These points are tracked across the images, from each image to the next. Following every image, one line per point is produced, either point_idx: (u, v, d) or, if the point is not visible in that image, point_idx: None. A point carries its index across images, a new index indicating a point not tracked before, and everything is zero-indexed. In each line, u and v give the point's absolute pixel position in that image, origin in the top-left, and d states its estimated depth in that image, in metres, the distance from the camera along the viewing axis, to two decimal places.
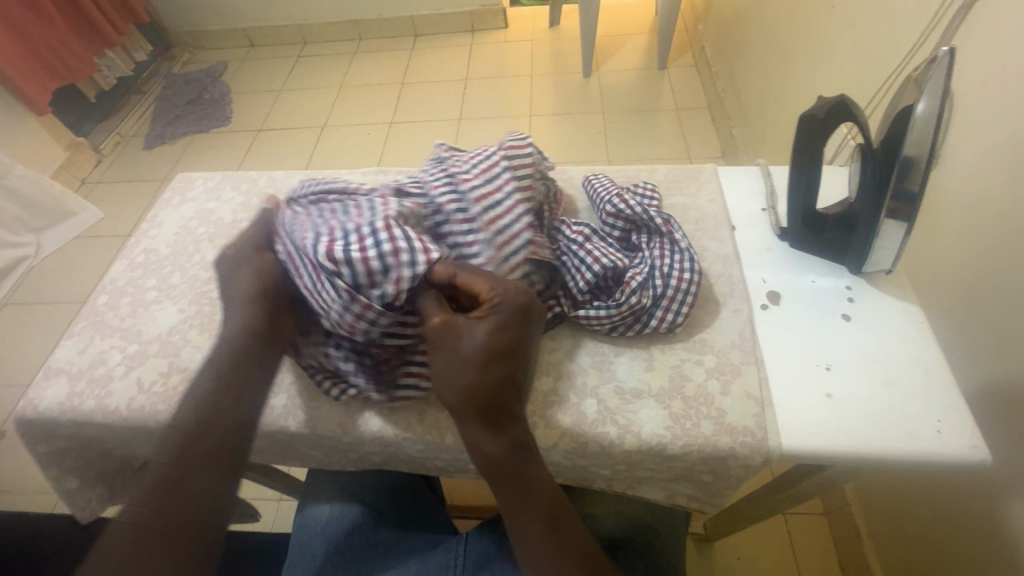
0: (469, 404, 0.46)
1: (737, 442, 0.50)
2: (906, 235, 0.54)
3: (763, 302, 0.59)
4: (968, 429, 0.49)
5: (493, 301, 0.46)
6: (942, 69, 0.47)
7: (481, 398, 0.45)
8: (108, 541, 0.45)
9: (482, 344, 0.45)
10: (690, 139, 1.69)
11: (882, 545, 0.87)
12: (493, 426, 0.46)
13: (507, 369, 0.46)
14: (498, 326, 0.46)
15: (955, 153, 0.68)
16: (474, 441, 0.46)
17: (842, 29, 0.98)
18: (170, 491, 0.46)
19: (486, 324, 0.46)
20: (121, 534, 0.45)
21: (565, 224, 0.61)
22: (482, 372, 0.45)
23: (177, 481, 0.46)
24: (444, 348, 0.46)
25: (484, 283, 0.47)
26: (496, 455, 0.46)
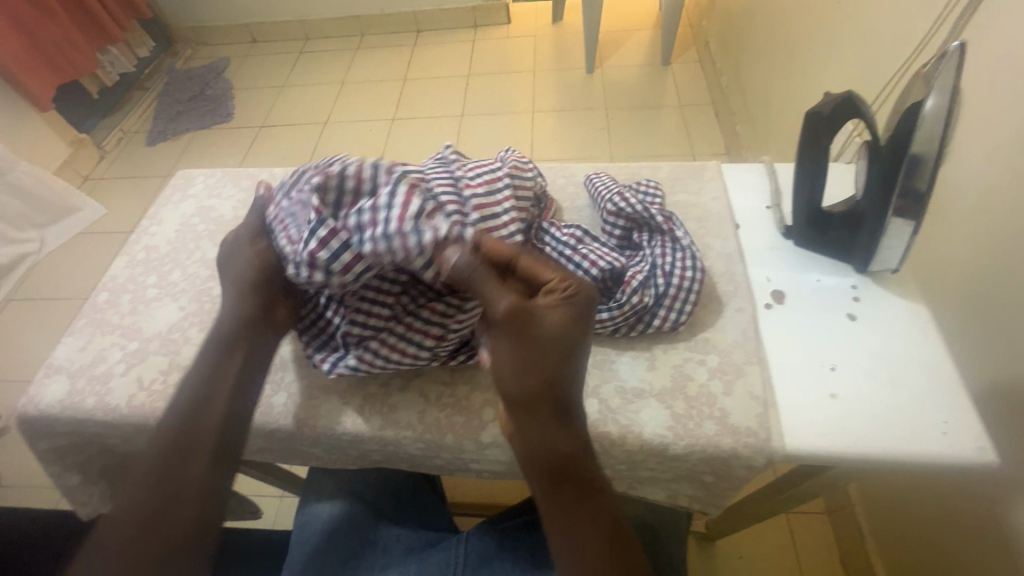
0: (542, 395, 0.44)
1: (740, 443, 0.49)
2: (913, 234, 0.53)
3: (767, 301, 0.59)
4: (976, 431, 0.48)
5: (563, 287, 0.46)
6: (953, 64, 0.46)
7: (554, 390, 0.44)
8: (102, 537, 0.44)
9: (559, 330, 0.45)
10: (693, 135, 1.68)
11: (884, 544, 0.87)
12: (565, 422, 0.45)
13: (575, 361, 0.45)
14: (574, 315, 0.45)
15: (963, 149, 0.67)
16: (544, 436, 0.44)
17: (849, 24, 0.97)
18: (165, 489, 0.45)
19: (562, 309, 0.45)
20: (116, 528, 0.44)
21: (554, 226, 0.60)
22: (557, 360, 0.44)
23: (170, 477, 0.45)
24: (521, 336, 0.44)
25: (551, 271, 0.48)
26: (566, 451, 0.44)
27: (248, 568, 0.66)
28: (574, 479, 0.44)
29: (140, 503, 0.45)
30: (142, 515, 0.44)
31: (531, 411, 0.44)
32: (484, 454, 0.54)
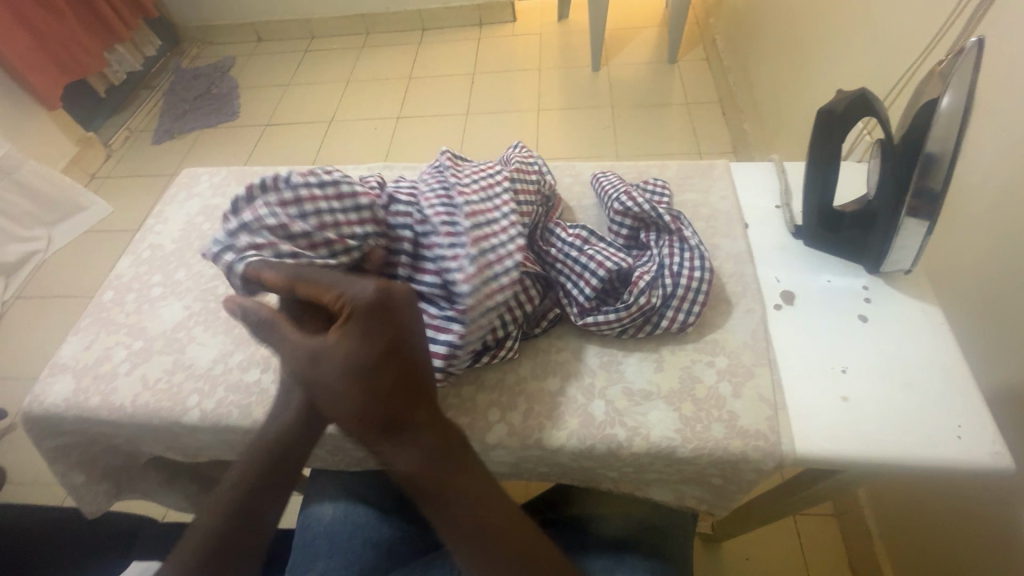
0: (363, 421, 0.43)
1: (749, 446, 0.49)
2: (927, 235, 0.52)
3: (777, 302, 0.58)
4: (990, 436, 0.47)
5: (353, 304, 0.43)
6: (970, 62, 0.45)
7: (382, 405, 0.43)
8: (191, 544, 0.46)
9: (349, 355, 0.43)
10: (700, 133, 1.67)
11: (894, 546, 0.86)
12: (395, 443, 0.44)
13: (390, 383, 0.44)
14: (351, 340, 0.43)
15: (977, 148, 0.66)
16: (394, 453, 0.44)
17: (859, 21, 0.96)
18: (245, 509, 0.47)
19: (338, 334, 0.43)
20: (209, 536, 0.46)
21: (561, 227, 0.60)
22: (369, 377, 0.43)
23: (251, 501, 0.47)
24: (314, 375, 0.44)
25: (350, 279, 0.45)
26: (422, 457, 0.44)
27: None
28: (444, 484, 0.44)
29: (221, 520, 0.46)
30: (220, 532, 0.46)
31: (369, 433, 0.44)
32: (488, 457, 0.54)
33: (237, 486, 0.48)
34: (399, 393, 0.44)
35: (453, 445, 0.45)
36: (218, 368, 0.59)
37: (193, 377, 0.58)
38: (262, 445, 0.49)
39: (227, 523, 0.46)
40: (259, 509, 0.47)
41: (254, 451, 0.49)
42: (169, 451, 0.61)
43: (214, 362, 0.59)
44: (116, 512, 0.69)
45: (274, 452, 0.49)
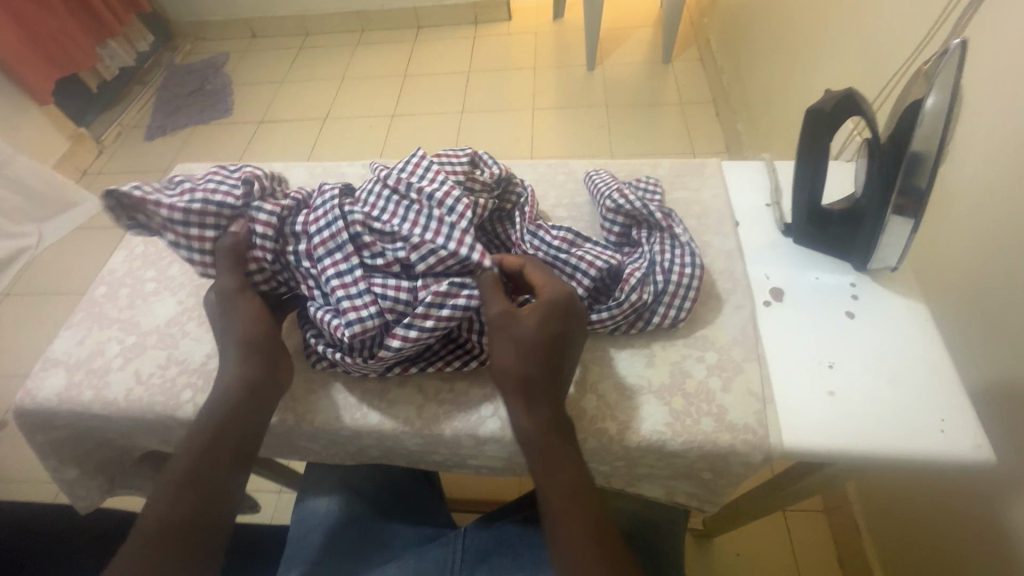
0: (521, 382, 0.47)
1: (738, 439, 0.49)
2: (913, 233, 0.53)
3: (766, 298, 0.59)
4: (973, 429, 0.48)
5: (561, 290, 0.50)
6: (954, 61, 0.46)
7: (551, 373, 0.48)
8: (137, 543, 0.44)
9: (537, 332, 0.48)
10: (694, 133, 1.68)
11: (882, 541, 0.87)
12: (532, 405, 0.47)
13: (561, 362, 0.49)
14: (550, 324, 0.48)
15: (964, 147, 0.67)
16: (528, 409, 0.47)
17: (850, 23, 0.97)
18: (197, 487, 0.46)
19: (537, 315, 0.48)
20: (156, 535, 0.44)
21: (543, 228, 0.59)
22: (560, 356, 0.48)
23: (205, 479, 0.47)
24: (501, 335, 0.48)
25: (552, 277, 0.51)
26: (542, 424, 0.47)
27: (244, 562, 0.66)
28: (561, 457, 0.46)
29: (172, 503, 0.45)
30: (173, 518, 0.45)
31: (519, 390, 0.47)
32: (482, 449, 0.54)
33: (186, 468, 0.47)
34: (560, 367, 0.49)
35: (567, 428, 0.48)
36: (211, 363, 0.59)
37: (187, 372, 0.58)
38: (207, 424, 0.49)
39: (178, 505, 0.45)
40: (215, 487, 0.47)
41: (201, 433, 0.48)
42: (163, 445, 0.61)
43: (208, 357, 0.59)
44: (109, 508, 0.69)
45: (222, 430, 0.48)
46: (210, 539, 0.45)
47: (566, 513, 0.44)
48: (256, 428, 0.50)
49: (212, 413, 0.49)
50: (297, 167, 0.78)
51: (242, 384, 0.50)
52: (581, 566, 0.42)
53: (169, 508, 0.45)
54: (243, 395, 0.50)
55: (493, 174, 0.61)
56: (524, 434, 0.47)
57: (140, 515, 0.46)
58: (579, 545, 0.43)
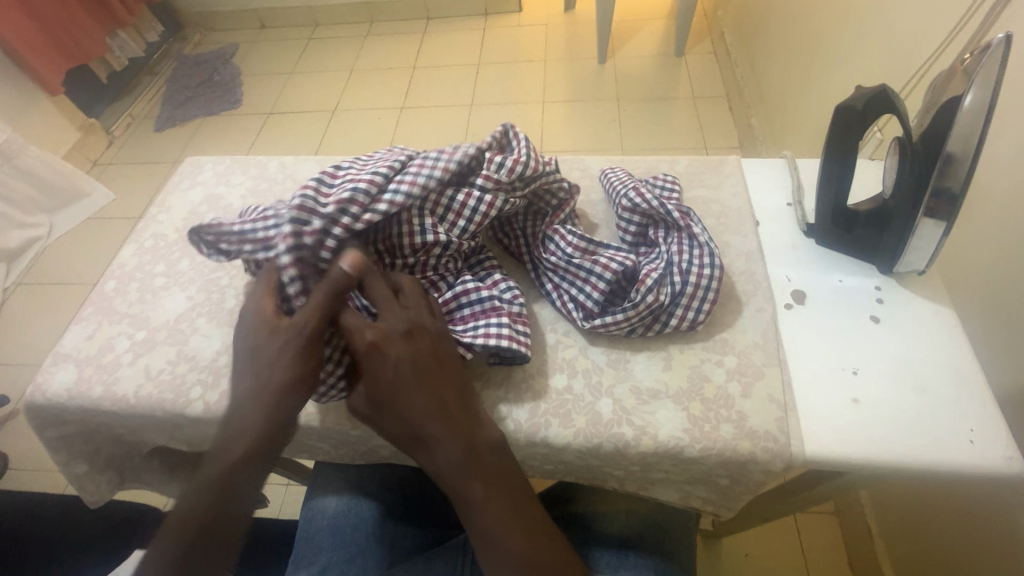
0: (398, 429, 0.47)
1: (758, 447, 0.48)
2: (944, 237, 0.51)
3: (787, 301, 0.57)
4: (1003, 439, 0.47)
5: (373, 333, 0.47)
6: (997, 58, 0.44)
7: (430, 404, 0.46)
8: (164, 540, 0.42)
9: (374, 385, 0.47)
10: (707, 127, 1.65)
11: (894, 546, 0.86)
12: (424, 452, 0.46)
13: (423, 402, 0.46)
14: (381, 371, 0.46)
15: (993, 148, 0.64)
16: (429, 454, 0.46)
17: (871, 15, 0.94)
18: (231, 481, 0.44)
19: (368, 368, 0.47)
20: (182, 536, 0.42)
21: (560, 231, 0.58)
22: (430, 381, 0.47)
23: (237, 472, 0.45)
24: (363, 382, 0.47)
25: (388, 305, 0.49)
26: (449, 457, 0.45)
27: (254, 558, 0.66)
28: (470, 486, 0.45)
29: (199, 503, 0.43)
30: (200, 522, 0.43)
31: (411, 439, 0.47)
32: None
33: (218, 471, 0.45)
34: (441, 393, 0.47)
35: (480, 467, 0.46)
36: (222, 360, 0.58)
37: (196, 369, 0.58)
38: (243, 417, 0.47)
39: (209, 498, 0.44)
40: (244, 489, 0.45)
41: (233, 436, 0.46)
42: (172, 442, 0.61)
43: (218, 354, 0.59)
44: (119, 501, 0.69)
45: (263, 427, 0.46)
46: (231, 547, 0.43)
47: (482, 534, 0.44)
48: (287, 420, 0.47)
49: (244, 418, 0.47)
50: (307, 160, 0.77)
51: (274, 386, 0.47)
52: None
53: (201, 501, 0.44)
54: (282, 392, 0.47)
55: (513, 168, 0.54)
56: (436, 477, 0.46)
57: (169, 510, 0.44)
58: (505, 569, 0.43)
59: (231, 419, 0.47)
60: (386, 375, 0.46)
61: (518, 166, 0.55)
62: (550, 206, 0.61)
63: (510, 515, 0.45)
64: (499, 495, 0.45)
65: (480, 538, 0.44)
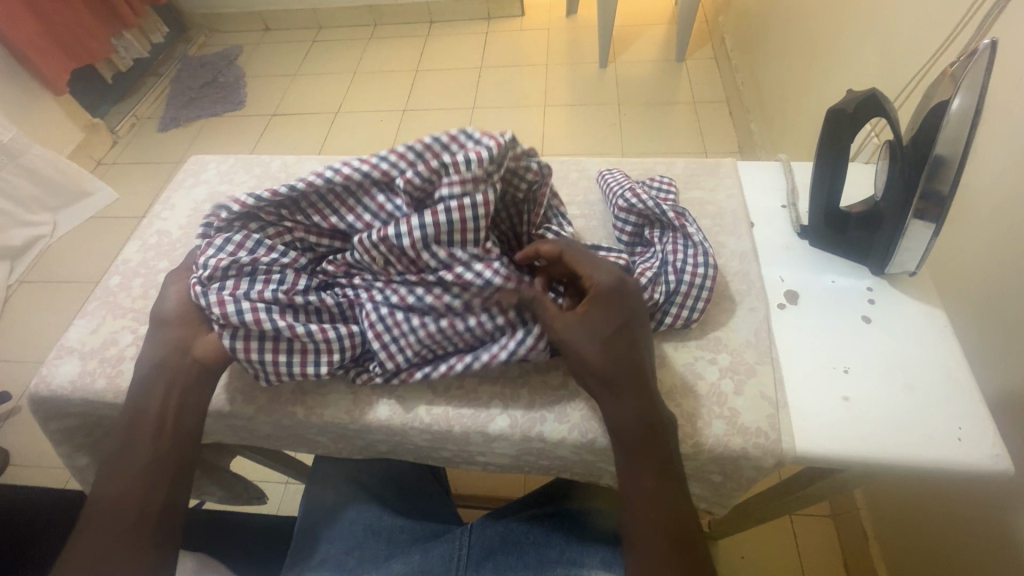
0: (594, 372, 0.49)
1: (749, 443, 0.49)
2: (933, 238, 0.52)
3: (780, 301, 0.58)
4: (991, 437, 0.48)
5: (602, 279, 0.50)
6: (983, 62, 0.45)
7: (614, 352, 0.49)
8: (87, 523, 0.45)
9: (595, 325, 0.49)
10: (706, 132, 1.66)
11: (888, 548, 0.86)
12: (614, 400, 0.48)
13: (633, 353, 0.49)
14: (603, 313, 0.50)
15: (984, 153, 0.65)
16: (614, 402, 0.48)
17: (868, 22, 0.95)
18: (148, 465, 0.47)
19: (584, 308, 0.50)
20: (102, 517, 0.45)
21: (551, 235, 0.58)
22: (624, 338, 0.49)
23: (157, 459, 0.47)
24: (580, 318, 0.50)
25: (598, 262, 0.52)
26: (634, 412, 0.47)
27: (252, 552, 0.66)
28: (643, 445, 0.47)
29: (115, 485, 0.46)
30: (119, 500, 0.46)
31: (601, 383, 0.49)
32: (490, 447, 0.54)
33: (126, 455, 0.47)
34: (628, 350, 0.49)
35: (653, 430, 0.47)
36: None
37: None
38: (143, 401, 0.49)
39: (131, 486, 0.46)
40: (160, 468, 0.47)
41: (133, 420, 0.49)
42: None
43: None
44: None
45: (160, 408, 0.49)
46: (155, 523, 0.46)
47: (636, 493, 0.46)
48: (196, 404, 0.51)
49: (138, 400, 0.49)
50: (310, 159, 0.78)
51: (173, 359, 0.51)
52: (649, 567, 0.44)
53: (123, 491, 0.46)
54: (179, 368, 0.51)
55: (481, 159, 0.50)
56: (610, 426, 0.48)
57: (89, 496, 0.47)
58: (652, 535, 0.45)
59: (131, 403, 0.49)
60: (613, 317, 0.50)
61: (483, 155, 0.50)
62: (521, 189, 0.57)
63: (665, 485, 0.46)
64: (655, 461, 0.47)
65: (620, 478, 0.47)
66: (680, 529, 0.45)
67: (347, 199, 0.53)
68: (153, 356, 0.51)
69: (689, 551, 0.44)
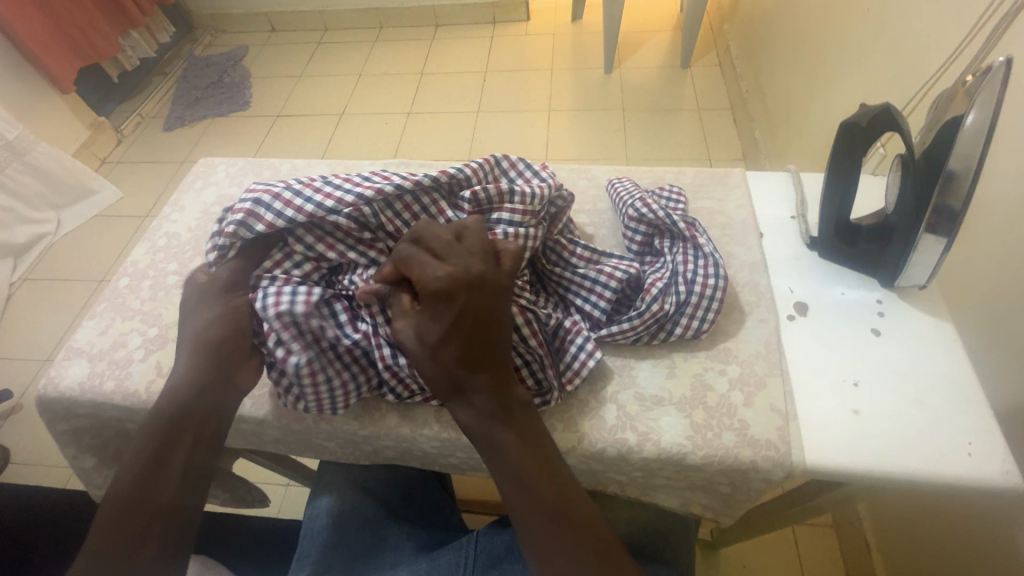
0: (438, 374, 0.46)
1: (760, 455, 0.49)
2: (945, 252, 0.52)
3: (790, 312, 0.58)
4: (1000, 454, 0.47)
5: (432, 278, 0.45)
6: (998, 79, 0.45)
7: (458, 352, 0.45)
8: (103, 521, 0.44)
9: (420, 327, 0.46)
10: (710, 139, 1.66)
11: (892, 560, 0.86)
12: (463, 398, 0.46)
13: (477, 345, 0.46)
14: (428, 313, 0.46)
15: (995, 167, 0.65)
16: (461, 401, 0.46)
17: (874, 33, 0.96)
18: (171, 467, 0.47)
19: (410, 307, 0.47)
20: (118, 515, 0.44)
21: (565, 245, 0.59)
22: (473, 337, 0.45)
23: (177, 459, 0.47)
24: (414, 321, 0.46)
25: (453, 247, 0.47)
26: (481, 408, 0.46)
27: (256, 556, 0.66)
28: (500, 433, 0.45)
29: (136, 483, 0.46)
30: (137, 499, 0.45)
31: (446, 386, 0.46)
32: None
33: (148, 454, 0.47)
34: (478, 347, 0.46)
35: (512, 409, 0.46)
36: None
37: None
38: (168, 411, 0.48)
39: (144, 490, 0.45)
40: (180, 473, 0.47)
41: (155, 419, 0.48)
42: None
43: None
44: None
45: (182, 411, 0.49)
46: (171, 526, 0.45)
47: (507, 485, 0.44)
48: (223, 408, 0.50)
49: (164, 404, 0.49)
50: (320, 163, 0.78)
51: (215, 359, 0.51)
52: (535, 555, 0.42)
53: (141, 491, 0.45)
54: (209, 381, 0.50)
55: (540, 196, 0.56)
56: (465, 426, 0.46)
57: (105, 492, 0.46)
58: (532, 517, 0.43)
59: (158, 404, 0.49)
60: (436, 318, 0.45)
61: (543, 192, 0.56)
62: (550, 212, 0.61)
63: (533, 460, 0.45)
64: (526, 440, 0.45)
65: (504, 480, 0.44)
66: (580, 511, 0.43)
67: (405, 200, 0.54)
68: (192, 355, 0.51)
69: (591, 524, 0.43)
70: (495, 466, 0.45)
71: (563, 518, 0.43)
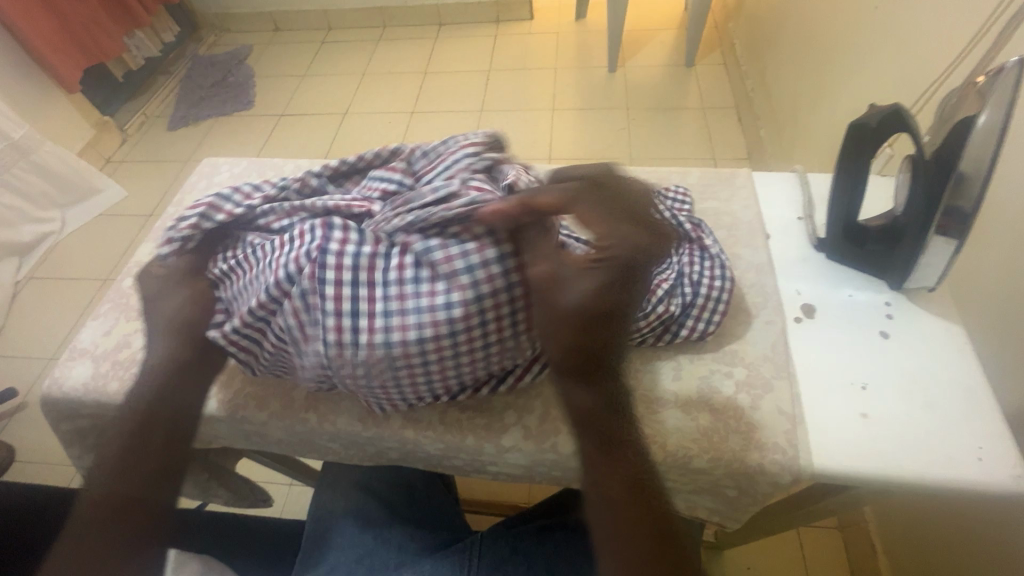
0: (577, 342, 0.45)
1: (767, 459, 0.49)
2: (955, 253, 0.51)
3: (797, 314, 0.58)
4: (1012, 458, 0.47)
5: (621, 249, 0.46)
6: (1010, 78, 0.45)
7: (604, 326, 0.45)
8: (76, 520, 0.42)
9: (587, 289, 0.45)
10: (715, 139, 1.66)
11: (898, 562, 0.85)
12: (586, 377, 0.46)
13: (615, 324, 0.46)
14: (604, 279, 0.45)
15: (1005, 168, 0.65)
16: (582, 382, 0.45)
17: (881, 32, 0.95)
18: (138, 458, 0.44)
19: (587, 272, 0.45)
20: (87, 511, 0.42)
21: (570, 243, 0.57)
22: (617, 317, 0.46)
23: (146, 449, 0.45)
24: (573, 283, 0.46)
25: (622, 224, 0.48)
26: (592, 399, 0.45)
27: (259, 557, 0.66)
28: (610, 425, 0.45)
29: (106, 477, 0.44)
30: (106, 493, 0.43)
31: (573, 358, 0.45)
32: (504, 457, 0.54)
33: (118, 447, 0.45)
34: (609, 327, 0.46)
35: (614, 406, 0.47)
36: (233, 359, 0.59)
37: None
38: (137, 402, 0.47)
39: (111, 484, 0.43)
40: (148, 463, 0.45)
41: (125, 411, 0.47)
42: None
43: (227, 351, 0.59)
44: None
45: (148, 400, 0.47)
46: (141, 518, 0.42)
47: (607, 483, 0.43)
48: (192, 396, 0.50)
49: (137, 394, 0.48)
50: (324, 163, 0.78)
51: (188, 347, 0.51)
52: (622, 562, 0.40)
53: (107, 488, 0.43)
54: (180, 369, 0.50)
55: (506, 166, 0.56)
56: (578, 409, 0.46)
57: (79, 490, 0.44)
58: (630, 520, 0.41)
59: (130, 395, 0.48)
60: (608, 289, 0.45)
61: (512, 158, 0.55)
62: None
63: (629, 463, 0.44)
64: (628, 442, 0.45)
65: (607, 478, 0.43)
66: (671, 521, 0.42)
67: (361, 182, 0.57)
68: (166, 342, 0.51)
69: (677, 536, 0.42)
70: (595, 463, 0.44)
71: (660, 526, 0.41)
